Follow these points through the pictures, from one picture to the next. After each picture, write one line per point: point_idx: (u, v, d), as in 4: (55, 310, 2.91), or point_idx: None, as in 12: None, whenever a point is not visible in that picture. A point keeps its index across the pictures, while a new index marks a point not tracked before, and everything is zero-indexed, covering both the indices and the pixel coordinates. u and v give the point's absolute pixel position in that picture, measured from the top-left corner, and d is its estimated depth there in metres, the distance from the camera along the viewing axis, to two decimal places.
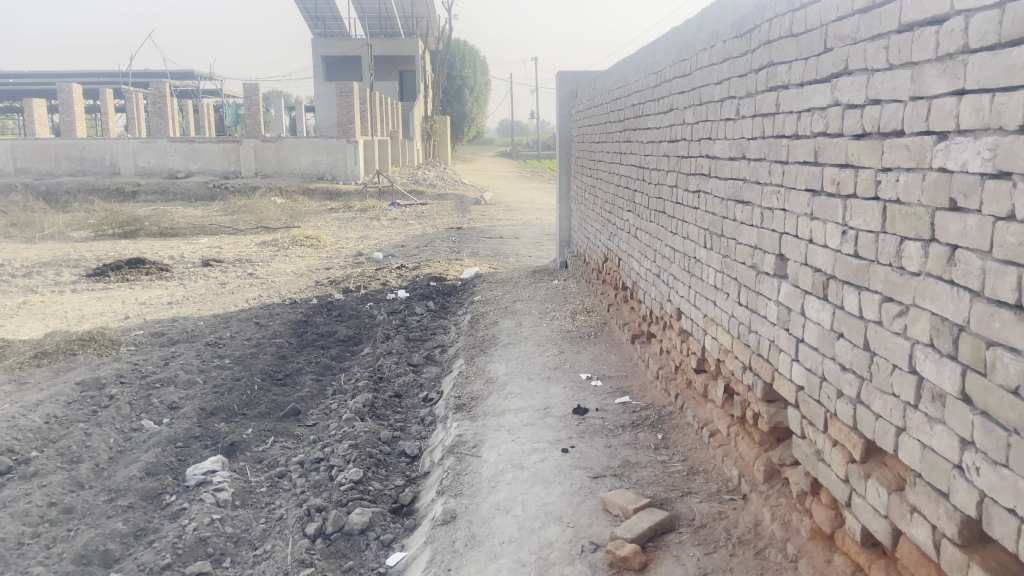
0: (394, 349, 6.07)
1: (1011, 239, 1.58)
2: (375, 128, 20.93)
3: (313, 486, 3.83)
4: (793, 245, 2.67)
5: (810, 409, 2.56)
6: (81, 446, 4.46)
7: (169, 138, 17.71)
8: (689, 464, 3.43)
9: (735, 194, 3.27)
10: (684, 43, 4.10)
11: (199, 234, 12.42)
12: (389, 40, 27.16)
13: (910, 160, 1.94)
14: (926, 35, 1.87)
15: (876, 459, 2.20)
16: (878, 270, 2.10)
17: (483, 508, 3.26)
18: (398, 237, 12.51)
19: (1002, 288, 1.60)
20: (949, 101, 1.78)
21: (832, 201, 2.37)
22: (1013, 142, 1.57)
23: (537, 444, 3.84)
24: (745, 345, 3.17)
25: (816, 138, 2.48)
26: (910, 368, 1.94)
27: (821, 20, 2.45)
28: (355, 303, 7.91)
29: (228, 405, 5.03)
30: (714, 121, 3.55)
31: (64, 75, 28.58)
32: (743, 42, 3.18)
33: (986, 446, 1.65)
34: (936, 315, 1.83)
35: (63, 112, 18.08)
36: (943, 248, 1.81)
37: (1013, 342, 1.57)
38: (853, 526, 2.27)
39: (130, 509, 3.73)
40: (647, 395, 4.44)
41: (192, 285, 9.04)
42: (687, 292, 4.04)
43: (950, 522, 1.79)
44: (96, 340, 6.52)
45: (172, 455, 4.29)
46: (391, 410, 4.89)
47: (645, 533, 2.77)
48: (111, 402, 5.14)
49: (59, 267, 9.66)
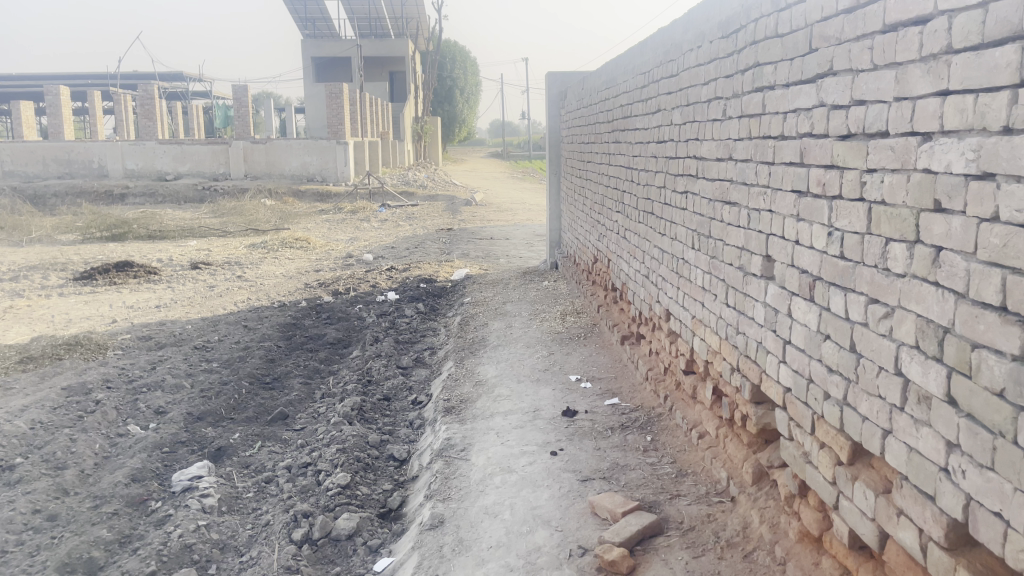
0: (384, 351, 6.04)
1: (995, 240, 1.57)
2: (365, 129, 20.88)
3: (301, 491, 3.80)
4: (779, 246, 2.66)
5: (798, 410, 2.55)
6: (66, 452, 4.41)
7: (157, 140, 17.63)
8: (678, 466, 3.42)
9: (722, 195, 3.26)
10: (671, 44, 4.09)
11: (188, 237, 12.34)
12: (378, 40, 27.10)
13: (894, 161, 1.94)
14: (910, 35, 1.85)
15: (863, 461, 2.19)
16: (863, 272, 2.09)
17: (471, 512, 3.24)
18: (388, 238, 12.48)
19: (987, 290, 1.59)
20: (933, 102, 1.77)
21: (817, 201, 2.36)
22: (996, 144, 1.56)
23: (525, 447, 3.82)
24: (733, 347, 3.16)
25: (802, 139, 2.47)
26: (896, 370, 1.93)
27: (806, 20, 2.44)
28: (344, 305, 7.88)
29: (215, 409, 5.00)
30: (702, 122, 3.54)
31: (50, 76, 28.36)
32: (730, 43, 3.17)
33: (972, 449, 1.64)
34: (921, 316, 1.82)
35: (50, 115, 17.94)
36: (927, 250, 1.80)
37: (997, 344, 1.56)
38: (841, 529, 2.25)
39: (115, 516, 3.69)
40: (636, 396, 4.43)
41: (180, 288, 8.99)
42: (676, 293, 4.03)
43: (937, 526, 1.78)
44: (83, 344, 6.47)
45: (158, 461, 4.26)
46: (379, 414, 4.86)
47: (633, 536, 2.75)
48: (97, 407, 5.09)
49: (46, 271, 9.59)
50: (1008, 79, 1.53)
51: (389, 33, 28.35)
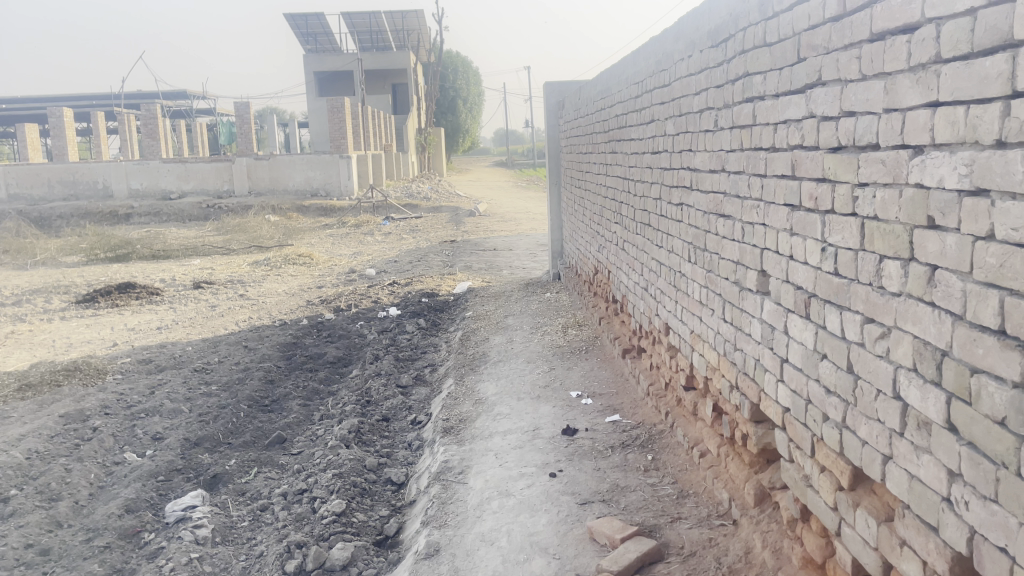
0: (383, 370, 5.97)
1: (991, 260, 1.48)
2: (368, 142, 20.90)
3: (295, 520, 3.73)
4: (774, 261, 2.58)
5: (797, 432, 2.46)
6: (61, 483, 4.34)
7: (160, 159, 17.66)
8: (679, 486, 3.33)
9: (716, 208, 3.18)
10: (663, 53, 4.01)
11: (192, 255, 12.30)
12: (379, 53, 27.17)
13: (886, 175, 1.86)
14: (898, 44, 1.78)
15: (865, 486, 2.10)
16: (858, 290, 2.00)
17: (467, 539, 3.16)
18: (391, 251, 12.44)
19: (985, 312, 1.51)
20: (923, 113, 1.69)
21: (810, 216, 2.28)
22: (989, 157, 1.48)
23: (524, 469, 3.74)
24: (731, 364, 3.08)
25: (793, 151, 2.40)
26: (895, 394, 1.85)
27: (794, 28, 2.37)
28: (345, 322, 7.81)
29: (213, 434, 4.93)
30: (695, 133, 3.46)
31: (54, 100, 28.52)
32: (719, 52, 3.08)
33: (975, 479, 1.55)
34: (918, 338, 1.74)
35: (54, 136, 18.01)
36: (923, 268, 1.71)
37: (997, 370, 1.47)
38: (844, 557, 2.16)
39: (107, 549, 3.63)
40: (637, 412, 4.33)
41: (182, 308, 8.95)
42: (674, 308, 3.95)
43: (942, 559, 1.69)
44: (82, 369, 6.43)
45: (153, 490, 4.19)
46: (377, 435, 4.78)
47: (631, 565, 2.65)
48: (94, 434, 5.03)
49: (49, 294, 9.58)
50: (1000, 90, 1.45)
51: (391, 45, 28.43)
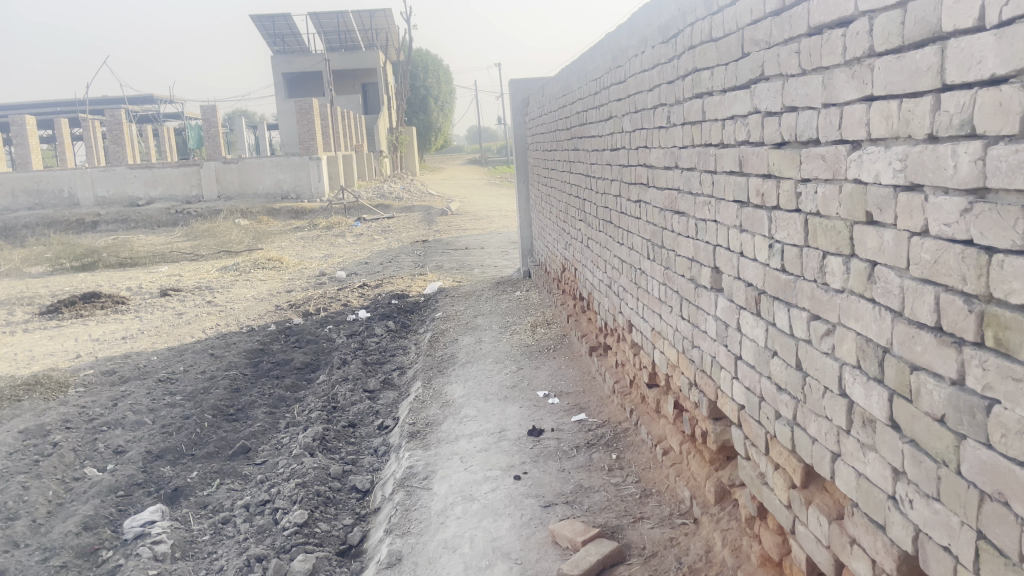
0: (350, 375, 5.88)
1: (926, 255, 1.46)
2: (338, 143, 20.70)
3: (257, 532, 3.67)
4: (726, 258, 2.56)
5: (751, 429, 2.45)
6: (18, 501, 4.23)
7: (126, 165, 17.32)
8: (642, 485, 3.32)
9: (671, 204, 3.17)
10: (618, 49, 3.98)
11: (160, 263, 12.05)
12: (349, 53, 26.93)
13: (826, 170, 1.84)
14: (834, 38, 1.75)
15: (817, 484, 2.09)
16: (804, 286, 1.98)
17: (430, 546, 3.11)
18: (362, 253, 12.32)
19: (921, 309, 1.49)
20: (859, 108, 1.67)
21: (758, 213, 2.26)
22: (921, 153, 1.46)
23: (488, 472, 3.70)
24: (689, 361, 3.07)
25: (739, 147, 2.37)
26: (841, 391, 1.83)
27: (737, 23, 2.35)
28: (313, 327, 7.69)
29: (175, 446, 4.84)
30: (649, 128, 3.44)
31: (15, 109, 27.94)
32: (670, 47, 3.05)
33: (917, 477, 1.54)
34: (861, 334, 1.72)
35: (17, 145, 17.60)
36: (863, 264, 1.70)
37: (935, 368, 1.46)
38: (798, 555, 2.15)
39: (63, 569, 3.56)
40: (603, 411, 4.30)
41: (148, 317, 8.79)
42: (636, 304, 3.92)
43: (888, 557, 1.68)
44: (43, 382, 6.27)
45: (112, 506, 4.10)
46: (343, 442, 4.72)
47: (592, 568, 2.63)
48: (54, 449, 4.91)
49: (12, 306, 9.35)
50: (931, 84, 1.43)
51: (360, 45, 28.22)
